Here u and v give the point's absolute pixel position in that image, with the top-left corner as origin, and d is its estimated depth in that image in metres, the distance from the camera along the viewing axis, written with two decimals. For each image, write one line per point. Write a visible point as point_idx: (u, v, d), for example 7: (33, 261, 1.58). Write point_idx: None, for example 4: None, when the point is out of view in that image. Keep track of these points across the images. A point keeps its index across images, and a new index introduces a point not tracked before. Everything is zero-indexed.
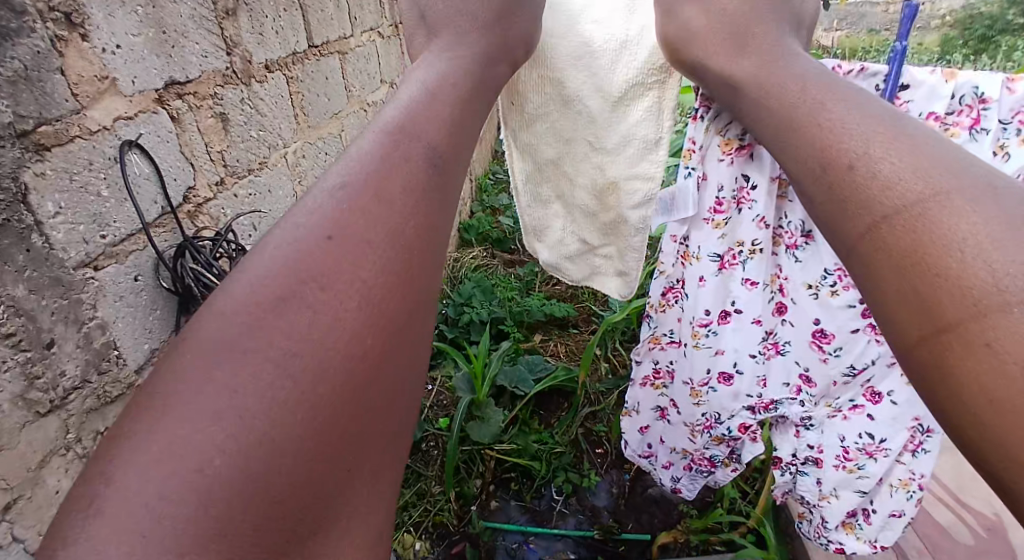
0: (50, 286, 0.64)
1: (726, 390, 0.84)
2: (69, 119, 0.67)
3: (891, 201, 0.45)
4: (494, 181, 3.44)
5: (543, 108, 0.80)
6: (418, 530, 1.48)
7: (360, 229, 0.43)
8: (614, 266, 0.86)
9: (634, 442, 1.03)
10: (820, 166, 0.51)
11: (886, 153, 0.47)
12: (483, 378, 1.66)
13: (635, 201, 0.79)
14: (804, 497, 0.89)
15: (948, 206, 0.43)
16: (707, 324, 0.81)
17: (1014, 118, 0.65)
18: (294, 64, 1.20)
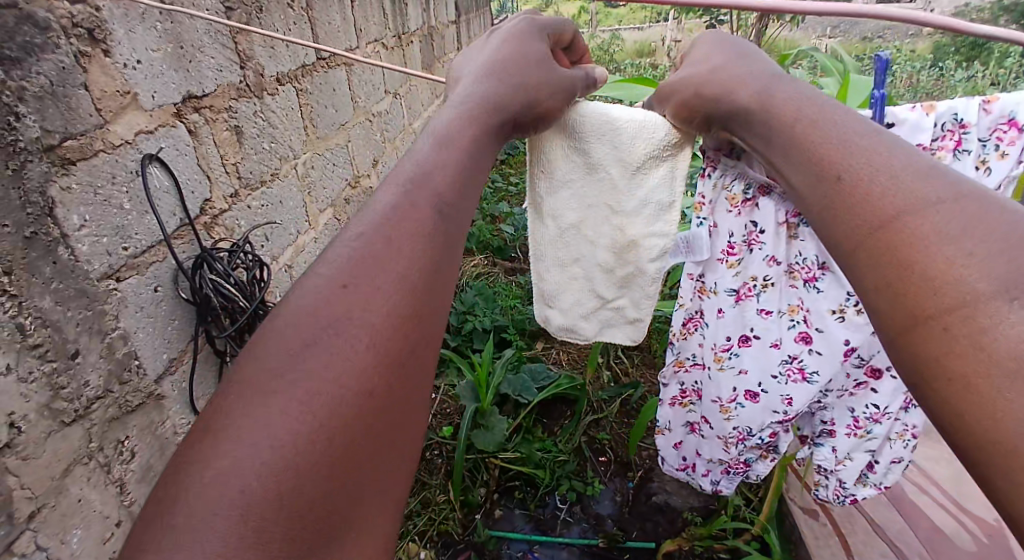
0: (75, 297, 0.65)
1: (755, 406, 0.88)
2: (93, 133, 0.68)
3: (873, 205, 0.48)
4: (494, 190, 3.47)
5: (568, 175, 0.84)
6: (423, 539, 1.48)
7: (371, 278, 0.47)
8: (626, 316, 0.90)
9: (670, 458, 1.05)
10: (814, 175, 0.53)
11: (873, 166, 0.50)
12: (487, 386, 1.68)
13: (652, 255, 0.84)
14: (820, 463, 0.93)
15: (923, 212, 0.45)
16: (728, 348, 0.88)
17: (993, 135, 0.69)
18: (303, 76, 1.21)
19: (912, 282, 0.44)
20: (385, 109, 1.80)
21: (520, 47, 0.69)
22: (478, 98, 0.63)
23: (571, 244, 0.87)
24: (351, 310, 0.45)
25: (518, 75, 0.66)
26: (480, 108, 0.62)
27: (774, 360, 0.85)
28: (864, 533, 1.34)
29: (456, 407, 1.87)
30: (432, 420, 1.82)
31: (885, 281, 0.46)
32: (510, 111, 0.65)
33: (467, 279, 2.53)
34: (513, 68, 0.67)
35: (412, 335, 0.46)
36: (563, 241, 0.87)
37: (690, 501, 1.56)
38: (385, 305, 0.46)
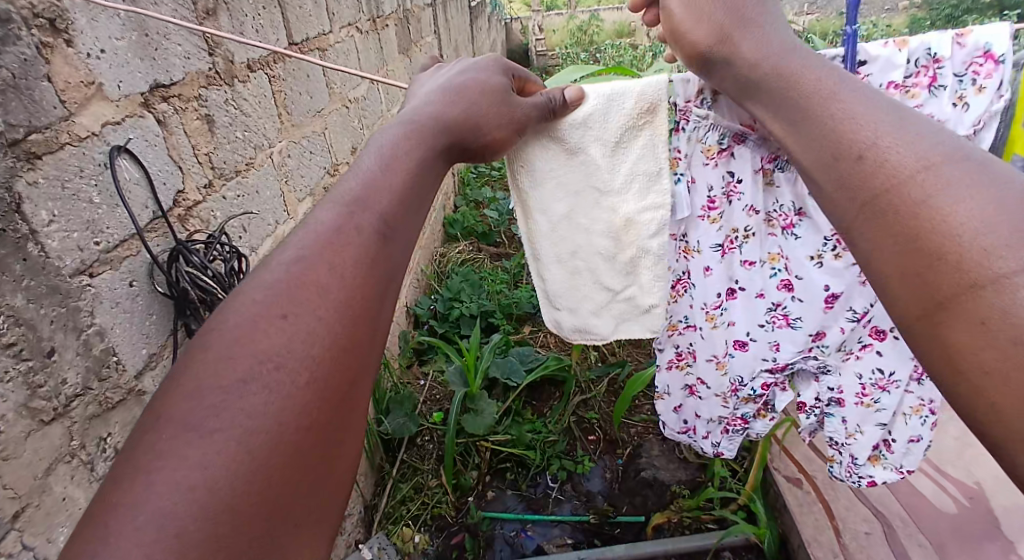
0: (48, 294, 0.64)
1: (744, 356, 0.95)
2: (58, 126, 0.66)
3: (896, 184, 0.49)
4: (476, 175, 3.46)
5: (550, 166, 0.85)
6: (417, 523, 1.50)
7: (310, 304, 0.48)
8: (641, 305, 0.90)
9: (671, 421, 1.07)
10: (832, 154, 0.55)
11: (892, 144, 0.51)
12: (475, 371, 1.69)
13: (647, 233, 0.85)
14: (833, 438, 0.95)
15: (949, 196, 0.46)
16: (719, 305, 0.92)
17: (968, 69, 0.74)
18: (275, 62, 1.19)
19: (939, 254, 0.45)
20: (361, 95, 1.77)
21: (477, 75, 0.73)
22: (422, 120, 0.65)
23: (568, 238, 0.89)
24: (292, 337, 0.46)
25: (472, 103, 0.70)
26: (421, 131, 0.63)
27: (760, 310, 0.92)
28: (846, 498, 1.38)
29: (445, 393, 1.88)
30: (422, 407, 1.83)
31: (915, 259, 0.47)
32: (457, 139, 0.67)
33: (453, 266, 2.53)
34: (469, 96, 0.70)
35: (350, 361, 0.48)
36: (558, 236, 0.89)
37: (676, 474, 1.58)
38: (321, 332, 0.47)
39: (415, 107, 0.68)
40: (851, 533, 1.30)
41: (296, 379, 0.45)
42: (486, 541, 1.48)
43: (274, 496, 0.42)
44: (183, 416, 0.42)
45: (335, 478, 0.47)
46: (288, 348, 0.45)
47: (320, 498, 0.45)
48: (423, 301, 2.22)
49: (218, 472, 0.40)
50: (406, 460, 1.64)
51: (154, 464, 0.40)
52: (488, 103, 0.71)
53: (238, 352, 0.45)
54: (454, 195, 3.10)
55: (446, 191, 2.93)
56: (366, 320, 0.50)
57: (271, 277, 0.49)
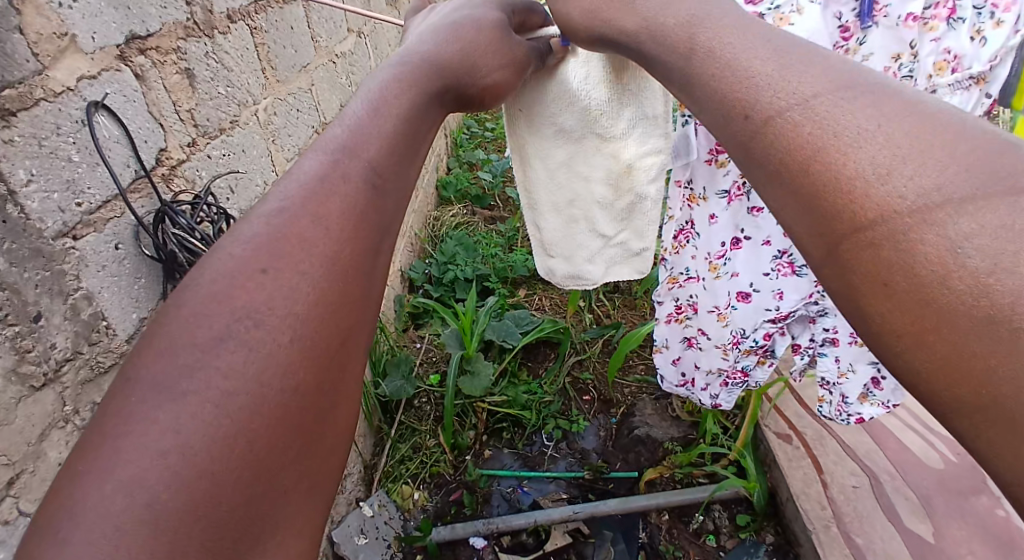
0: (31, 258, 0.63)
1: (747, 307, 0.93)
2: (32, 81, 0.63)
3: (783, 141, 0.45)
4: (470, 136, 3.39)
5: (548, 110, 0.85)
6: (416, 482, 1.53)
7: (292, 258, 0.46)
8: (633, 251, 0.94)
9: (670, 374, 1.15)
10: (723, 114, 0.51)
11: (773, 96, 0.46)
12: (471, 333, 1.69)
13: (651, 176, 0.86)
14: (826, 377, 0.95)
15: (842, 142, 0.41)
16: (722, 255, 0.94)
17: (987, 2, 0.71)
18: (257, 13, 1.14)
19: (832, 204, 0.41)
20: (348, 50, 1.71)
21: (472, 14, 0.71)
22: (413, 62, 0.62)
23: (565, 186, 0.91)
24: (272, 294, 0.45)
25: (470, 44, 0.67)
26: (415, 75, 0.61)
27: (765, 258, 0.89)
28: (835, 453, 1.42)
29: (442, 355, 1.88)
30: (419, 369, 1.84)
31: (821, 221, 0.42)
32: (455, 82, 0.65)
33: (447, 229, 2.50)
34: (464, 34, 0.67)
35: (342, 320, 0.47)
36: (555, 184, 0.91)
37: (669, 431, 1.63)
38: (305, 289, 0.46)
39: (411, 46, 0.65)
40: (839, 486, 1.34)
41: (279, 338, 0.44)
42: (483, 497, 1.51)
43: (268, 457, 0.41)
44: (163, 375, 0.41)
45: (333, 439, 0.46)
46: (269, 306, 0.44)
47: (317, 460, 0.45)
48: (417, 264, 2.20)
49: (193, 437, 0.39)
50: (405, 420, 1.66)
51: (135, 426, 0.39)
52: (485, 44, 0.69)
53: (218, 310, 0.44)
54: (446, 156, 3.04)
55: (440, 153, 2.87)
56: (357, 273, 0.48)
57: (254, 232, 0.47)
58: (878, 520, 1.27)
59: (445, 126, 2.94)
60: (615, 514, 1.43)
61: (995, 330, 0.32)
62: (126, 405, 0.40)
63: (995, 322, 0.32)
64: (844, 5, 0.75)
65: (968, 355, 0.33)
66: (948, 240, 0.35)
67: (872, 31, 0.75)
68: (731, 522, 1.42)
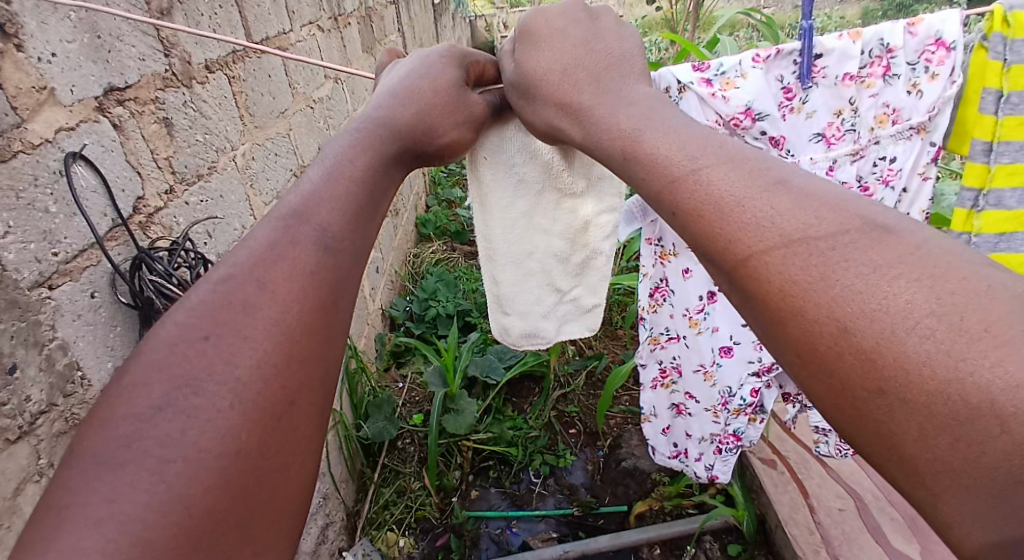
0: (6, 308, 0.62)
1: (730, 362, 0.99)
2: (12, 133, 0.64)
3: (704, 219, 0.49)
4: (448, 173, 3.45)
5: (513, 163, 0.87)
6: (401, 527, 1.48)
7: (234, 324, 0.47)
8: (585, 307, 0.98)
9: (662, 446, 1.16)
10: (654, 191, 0.54)
11: (686, 192, 0.51)
12: (454, 370, 1.68)
13: (606, 233, 0.92)
14: (819, 425, 1.05)
15: (751, 224, 0.46)
16: (701, 309, 0.97)
17: (920, 58, 0.81)
18: (234, 63, 1.16)
19: (750, 281, 0.46)
20: (325, 96, 1.74)
21: (427, 72, 0.73)
22: (370, 125, 0.65)
23: (525, 239, 0.92)
24: (214, 360, 0.45)
25: (423, 102, 0.70)
26: (369, 137, 0.64)
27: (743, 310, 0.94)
28: (818, 477, 1.43)
29: (425, 394, 1.86)
30: (402, 409, 1.81)
31: (744, 289, 0.47)
32: (412, 142, 0.68)
33: (427, 266, 2.52)
34: (417, 90, 0.70)
35: (294, 380, 0.47)
36: (515, 235, 0.92)
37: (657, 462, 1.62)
38: (254, 349, 0.46)
39: (367, 109, 0.68)
40: (825, 509, 1.35)
41: (216, 404, 0.44)
42: (472, 540, 1.47)
43: (219, 524, 0.41)
44: (104, 446, 0.41)
45: (290, 498, 0.46)
46: (213, 370, 0.45)
47: (274, 520, 0.44)
48: (399, 303, 2.20)
49: (134, 509, 0.39)
50: (387, 463, 1.62)
51: (80, 498, 0.39)
52: (441, 103, 0.71)
53: (161, 377, 0.44)
54: (425, 195, 3.08)
55: (418, 191, 2.90)
56: (311, 328, 0.49)
57: (204, 295, 0.48)
58: (866, 542, 1.27)
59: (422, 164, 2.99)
60: (607, 551, 1.41)
61: (886, 398, 0.37)
62: (67, 479, 0.40)
63: (885, 393, 0.37)
64: (786, 69, 0.83)
65: (873, 416, 0.38)
66: (836, 304, 0.40)
67: (813, 90, 0.84)
68: (722, 553, 1.40)
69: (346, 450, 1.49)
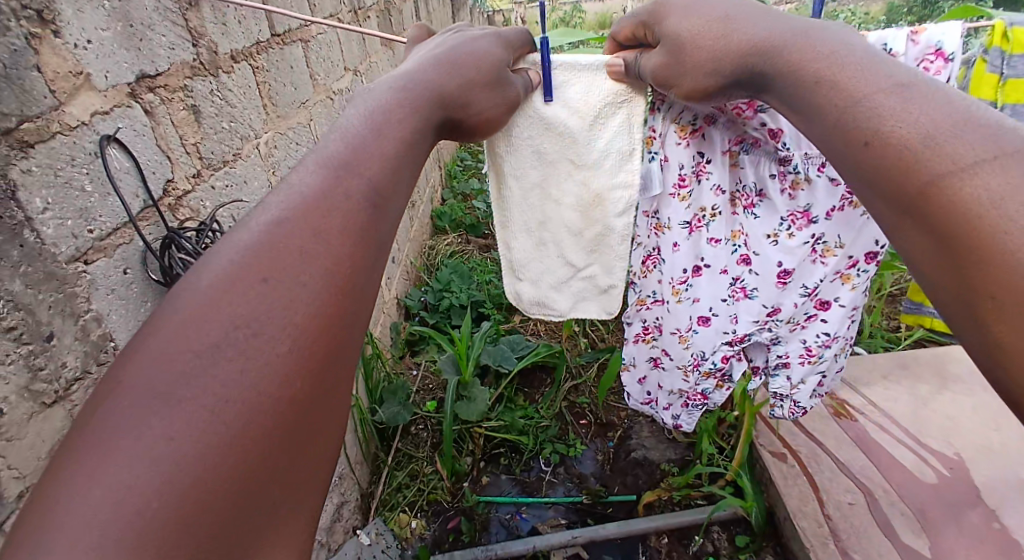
0: (45, 280, 0.65)
1: (707, 330, 1.04)
2: (50, 115, 0.67)
3: (889, 144, 0.54)
4: (463, 167, 3.47)
5: (527, 133, 0.90)
6: (413, 510, 1.51)
7: (291, 268, 0.48)
8: (599, 286, 0.98)
9: (635, 392, 1.20)
10: (829, 119, 0.59)
11: (889, 128, 0.54)
12: (467, 358, 1.71)
13: (618, 209, 0.91)
14: (779, 393, 1.09)
15: (951, 153, 0.50)
16: (684, 281, 0.99)
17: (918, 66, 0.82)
18: (258, 53, 1.19)
19: (944, 213, 0.50)
20: (345, 87, 1.77)
21: (474, 46, 0.74)
22: (415, 87, 0.65)
23: (538, 208, 0.95)
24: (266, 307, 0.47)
25: (467, 77, 0.71)
26: (414, 97, 0.64)
27: (723, 286, 1.01)
28: (829, 470, 1.43)
29: (438, 382, 1.90)
30: (416, 396, 1.84)
31: (924, 214, 0.52)
32: (450, 114, 0.69)
33: (442, 258, 2.54)
34: (459, 58, 0.71)
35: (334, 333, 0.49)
36: (530, 204, 0.95)
37: (665, 453, 1.65)
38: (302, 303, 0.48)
39: (410, 71, 0.67)
40: (834, 503, 1.35)
41: (274, 348, 0.45)
42: (482, 523, 1.50)
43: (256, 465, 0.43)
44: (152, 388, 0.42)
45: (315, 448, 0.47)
46: (261, 317, 0.46)
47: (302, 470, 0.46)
48: (414, 293, 2.23)
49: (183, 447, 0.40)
50: (401, 448, 1.65)
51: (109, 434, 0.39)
52: (482, 79, 0.73)
53: (212, 322, 0.45)
54: (441, 188, 3.10)
55: (434, 184, 2.93)
56: (354, 287, 0.51)
57: (235, 243, 0.49)
58: (876, 535, 1.28)
59: (438, 158, 3.01)
60: (614, 539, 1.42)
61: None
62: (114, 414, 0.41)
63: None
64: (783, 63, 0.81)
65: None
66: None
67: None
68: (730, 543, 1.41)
69: (361, 433, 1.52)
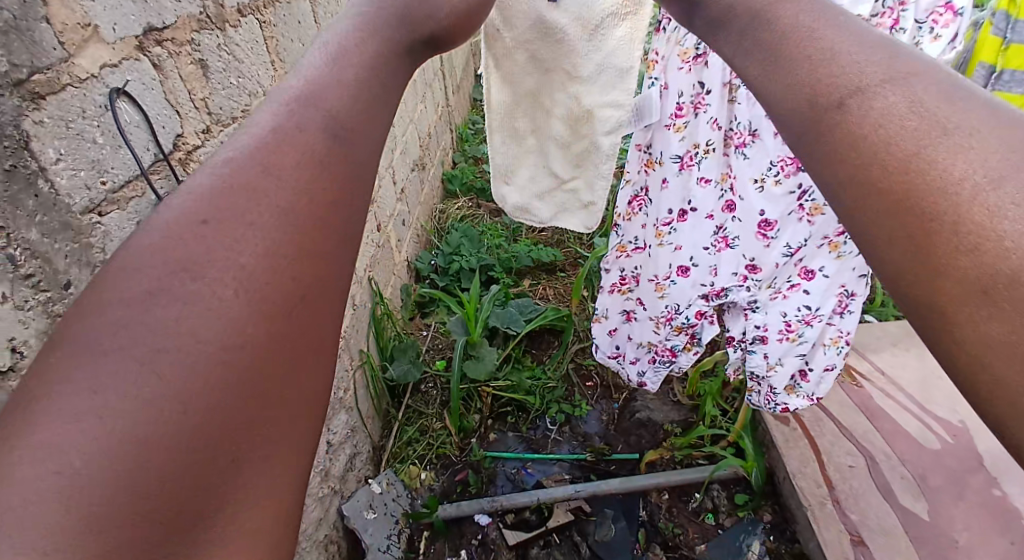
0: (61, 230, 0.67)
1: (685, 281, 1.09)
2: (60, 67, 0.68)
3: (872, 123, 0.47)
4: (475, 131, 3.43)
5: (526, 38, 0.94)
6: (423, 462, 1.56)
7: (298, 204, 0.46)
8: (582, 201, 1.07)
9: (604, 345, 1.28)
10: (804, 98, 0.53)
11: (875, 102, 0.47)
12: (476, 319, 1.74)
13: (607, 128, 0.97)
14: (756, 372, 1.11)
15: (949, 140, 0.43)
16: (669, 222, 1.06)
17: (927, 18, 0.86)
18: (266, 7, 1.18)
19: (923, 202, 0.42)
20: None
21: None
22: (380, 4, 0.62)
23: (528, 116, 1.03)
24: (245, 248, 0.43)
25: None
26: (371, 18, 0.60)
27: (707, 232, 1.05)
28: (831, 434, 1.45)
29: (447, 342, 1.93)
30: (425, 355, 1.88)
31: (900, 203, 0.44)
32: None
33: (453, 221, 2.55)
34: None
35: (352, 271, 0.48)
36: (521, 111, 1.03)
37: (669, 415, 1.67)
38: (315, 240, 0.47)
39: None
40: (835, 465, 1.38)
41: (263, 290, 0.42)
42: (488, 477, 1.55)
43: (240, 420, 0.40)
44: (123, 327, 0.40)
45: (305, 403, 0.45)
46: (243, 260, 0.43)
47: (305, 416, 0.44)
48: (424, 255, 2.24)
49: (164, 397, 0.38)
50: (410, 404, 1.69)
51: (86, 368, 0.37)
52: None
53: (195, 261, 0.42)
54: (452, 151, 3.08)
55: (445, 146, 2.90)
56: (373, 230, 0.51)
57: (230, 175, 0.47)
58: (873, 497, 1.31)
59: (449, 120, 2.98)
60: (617, 494, 1.45)
61: None
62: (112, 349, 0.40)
63: None
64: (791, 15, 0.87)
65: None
66: None
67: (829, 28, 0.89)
68: (729, 501, 1.45)
69: (373, 388, 1.57)
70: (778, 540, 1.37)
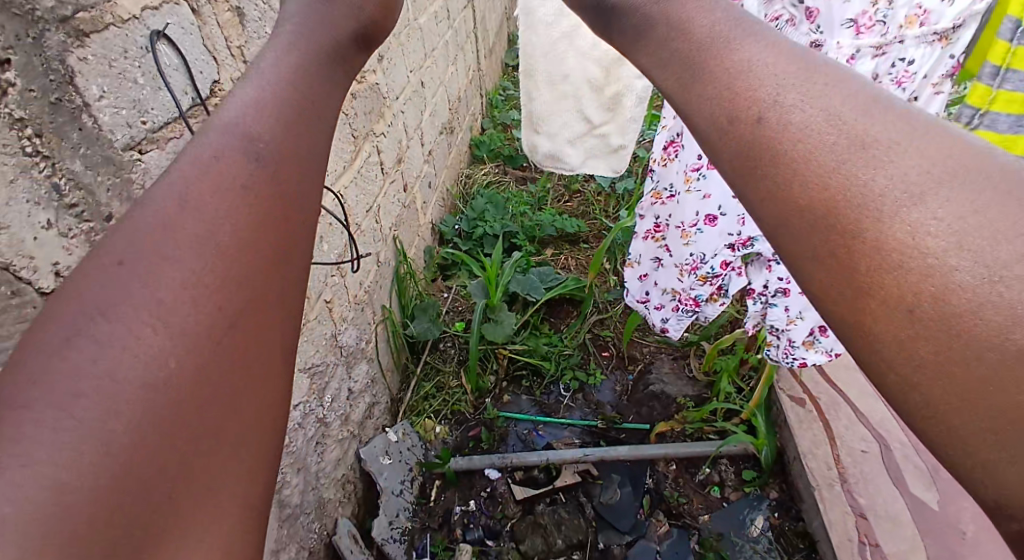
0: (104, 164, 0.70)
1: (711, 229, 1.08)
2: (103, 6, 0.69)
3: (787, 136, 0.41)
4: (506, 96, 3.38)
5: None
6: (438, 417, 1.61)
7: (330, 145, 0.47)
8: (610, 145, 1.11)
9: (635, 290, 1.33)
10: (714, 108, 0.46)
11: (787, 114, 0.42)
12: (496, 283, 1.76)
13: (643, 58, 1.02)
14: (776, 325, 1.12)
15: (869, 155, 0.38)
16: (698, 168, 1.05)
17: None
18: None
19: (848, 229, 0.37)
20: None
21: None
22: None
23: (563, 59, 1.02)
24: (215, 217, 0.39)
25: None
26: None
27: None
28: (846, 419, 1.44)
29: (467, 305, 1.95)
30: (445, 316, 1.91)
31: (824, 231, 0.38)
32: None
33: (478, 187, 2.55)
34: None
35: None
36: (554, 54, 1.01)
37: (683, 389, 1.67)
38: None
39: None
40: (847, 449, 1.38)
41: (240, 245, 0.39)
42: (500, 436, 1.59)
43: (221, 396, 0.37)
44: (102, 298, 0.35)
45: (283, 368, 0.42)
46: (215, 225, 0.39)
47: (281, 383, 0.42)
48: (448, 218, 2.25)
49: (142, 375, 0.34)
50: (428, 362, 1.73)
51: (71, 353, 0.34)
52: None
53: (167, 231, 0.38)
54: (481, 116, 3.05)
55: (475, 111, 2.88)
56: None
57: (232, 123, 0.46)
58: (883, 482, 1.31)
59: (480, 84, 2.94)
60: (625, 461, 1.47)
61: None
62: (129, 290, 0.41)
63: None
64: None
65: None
66: (984, 268, 0.32)
67: None
68: (736, 476, 1.46)
69: (393, 342, 1.61)
70: (783, 517, 1.39)
